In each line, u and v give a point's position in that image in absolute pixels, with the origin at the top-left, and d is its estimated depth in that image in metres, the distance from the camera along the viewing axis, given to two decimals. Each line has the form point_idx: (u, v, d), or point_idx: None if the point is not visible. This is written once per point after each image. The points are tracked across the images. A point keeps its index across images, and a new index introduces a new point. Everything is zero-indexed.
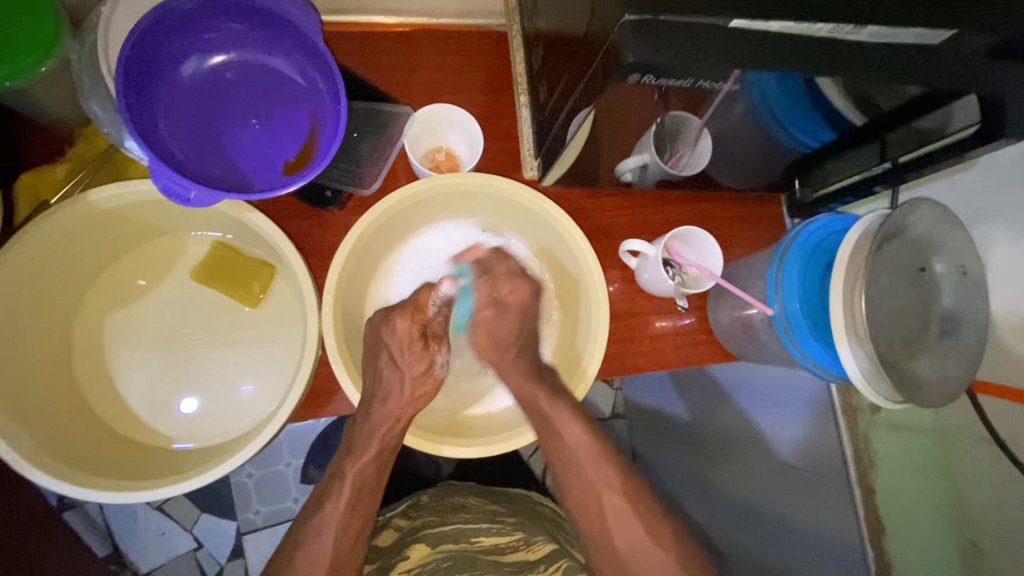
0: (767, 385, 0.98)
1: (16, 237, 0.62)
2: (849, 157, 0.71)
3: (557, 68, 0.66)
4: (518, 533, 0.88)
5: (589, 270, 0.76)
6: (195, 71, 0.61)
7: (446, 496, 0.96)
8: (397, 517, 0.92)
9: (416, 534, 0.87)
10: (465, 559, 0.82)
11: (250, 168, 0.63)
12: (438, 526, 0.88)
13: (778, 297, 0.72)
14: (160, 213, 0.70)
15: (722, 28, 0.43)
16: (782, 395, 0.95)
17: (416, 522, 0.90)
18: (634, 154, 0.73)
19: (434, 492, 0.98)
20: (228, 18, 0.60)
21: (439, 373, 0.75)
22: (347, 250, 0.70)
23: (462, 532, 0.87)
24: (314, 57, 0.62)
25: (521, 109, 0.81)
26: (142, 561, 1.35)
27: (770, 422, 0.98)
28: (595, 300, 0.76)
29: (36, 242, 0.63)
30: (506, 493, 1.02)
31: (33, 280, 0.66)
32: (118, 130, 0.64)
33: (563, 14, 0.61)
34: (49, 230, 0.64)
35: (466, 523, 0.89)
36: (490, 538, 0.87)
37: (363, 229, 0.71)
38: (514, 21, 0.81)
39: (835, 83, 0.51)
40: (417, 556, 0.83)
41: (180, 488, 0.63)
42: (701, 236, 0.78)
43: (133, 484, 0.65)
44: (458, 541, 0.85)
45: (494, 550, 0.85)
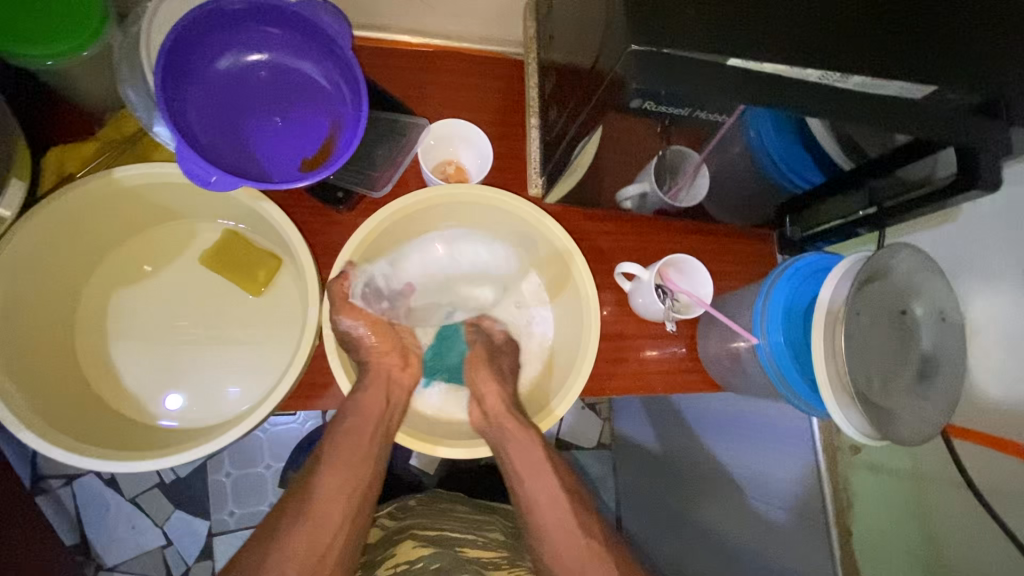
0: (756, 420, 0.99)
1: (42, 203, 0.64)
2: (838, 200, 0.74)
3: (567, 93, 0.70)
4: (503, 553, 0.87)
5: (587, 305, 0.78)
6: (230, 66, 0.65)
7: (434, 501, 0.97)
8: (384, 517, 0.93)
9: (404, 533, 0.87)
10: (452, 559, 0.82)
11: (269, 161, 0.66)
12: (425, 529, 0.88)
13: (762, 327, 0.74)
14: (179, 196, 0.72)
15: (721, 65, 0.48)
16: (767, 432, 0.97)
17: (403, 522, 0.91)
18: (634, 180, 0.77)
19: (422, 497, 0.99)
20: (266, 22, 0.64)
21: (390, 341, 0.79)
22: (341, 267, 0.73)
23: (449, 539, 0.86)
24: (341, 64, 0.66)
25: (531, 130, 0.84)
26: (108, 553, 1.35)
27: (756, 459, 0.99)
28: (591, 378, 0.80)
29: (61, 209, 0.65)
30: (494, 506, 1.02)
31: (51, 249, 0.67)
32: (150, 115, 0.67)
33: (576, 45, 0.65)
34: (74, 198, 0.66)
35: (452, 531, 0.89)
36: (475, 551, 0.85)
37: (352, 250, 0.73)
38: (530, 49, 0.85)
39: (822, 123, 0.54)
40: (403, 552, 0.83)
41: (163, 463, 0.64)
42: (695, 265, 0.81)
43: (117, 454, 0.65)
44: (444, 546, 0.85)
45: (477, 563, 0.83)
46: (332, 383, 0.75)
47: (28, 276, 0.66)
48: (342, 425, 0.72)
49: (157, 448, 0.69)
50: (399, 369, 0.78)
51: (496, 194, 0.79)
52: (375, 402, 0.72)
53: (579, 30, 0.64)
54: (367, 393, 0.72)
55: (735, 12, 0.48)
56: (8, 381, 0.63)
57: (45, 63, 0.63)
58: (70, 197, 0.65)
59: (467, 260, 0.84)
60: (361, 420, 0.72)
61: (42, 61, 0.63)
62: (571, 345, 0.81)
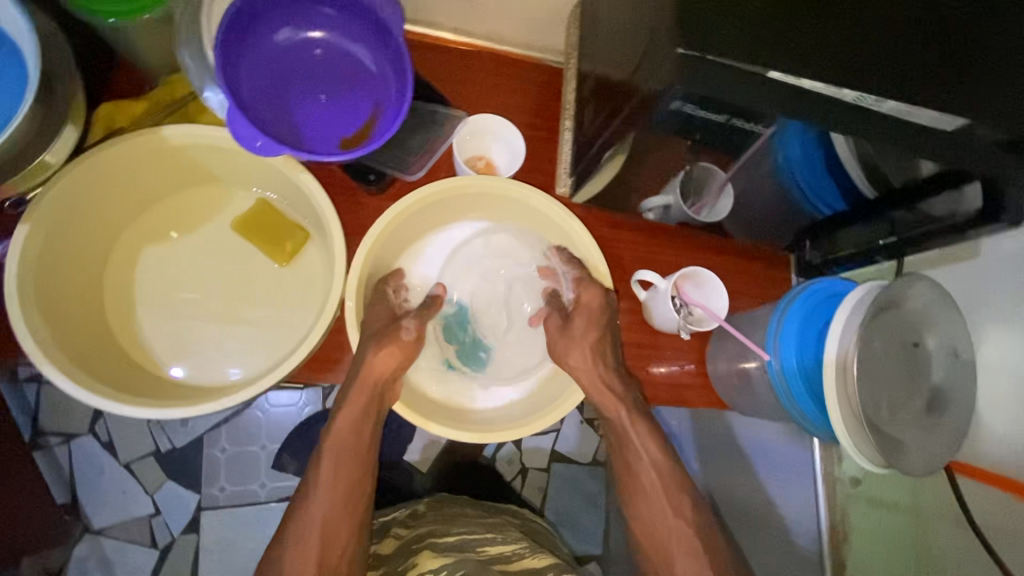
0: (766, 444, 0.99)
1: (93, 150, 0.66)
2: (859, 229, 0.75)
3: (603, 98, 0.72)
4: (523, 544, 0.92)
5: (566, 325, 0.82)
6: (285, 41, 0.68)
7: (443, 506, 1.00)
8: (398, 527, 0.95)
9: (422, 542, 0.88)
10: (475, 564, 0.82)
11: (309, 135, 0.68)
12: (442, 534, 0.90)
13: (777, 346, 0.74)
14: (222, 161, 0.73)
15: (762, 77, 0.49)
16: (778, 460, 0.98)
17: (418, 530, 0.93)
18: (661, 193, 0.78)
19: (430, 502, 1.02)
20: (323, 4, 0.67)
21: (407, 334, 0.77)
22: (367, 245, 0.74)
23: (468, 542, 0.89)
24: (390, 49, 0.68)
25: (564, 133, 0.85)
26: (97, 516, 1.36)
27: (771, 481, 0.98)
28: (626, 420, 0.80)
29: (111, 159, 0.67)
30: (496, 506, 1.08)
31: (96, 197, 0.69)
32: (201, 81, 0.69)
33: (618, 54, 0.67)
34: (125, 151, 0.68)
35: (469, 535, 0.91)
36: (495, 548, 0.89)
37: (377, 232, 0.75)
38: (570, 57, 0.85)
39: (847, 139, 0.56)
40: (423, 561, 0.82)
41: (180, 414, 0.65)
42: (712, 279, 0.81)
43: (135, 400, 0.66)
44: (462, 550, 0.86)
45: (502, 558, 0.87)
46: (348, 358, 0.75)
47: (71, 220, 0.68)
48: (349, 404, 0.75)
49: (176, 399, 0.70)
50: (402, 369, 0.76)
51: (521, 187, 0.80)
52: (363, 401, 0.74)
53: (622, 39, 0.66)
54: (358, 391, 0.74)
55: (780, 28, 0.50)
56: (38, 319, 0.64)
57: (107, 20, 0.66)
58: (124, 148, 0.67)
59: (484, 250, 0.85)
60: (371, 396, 0.75)
61: (105, 18, 0.65)
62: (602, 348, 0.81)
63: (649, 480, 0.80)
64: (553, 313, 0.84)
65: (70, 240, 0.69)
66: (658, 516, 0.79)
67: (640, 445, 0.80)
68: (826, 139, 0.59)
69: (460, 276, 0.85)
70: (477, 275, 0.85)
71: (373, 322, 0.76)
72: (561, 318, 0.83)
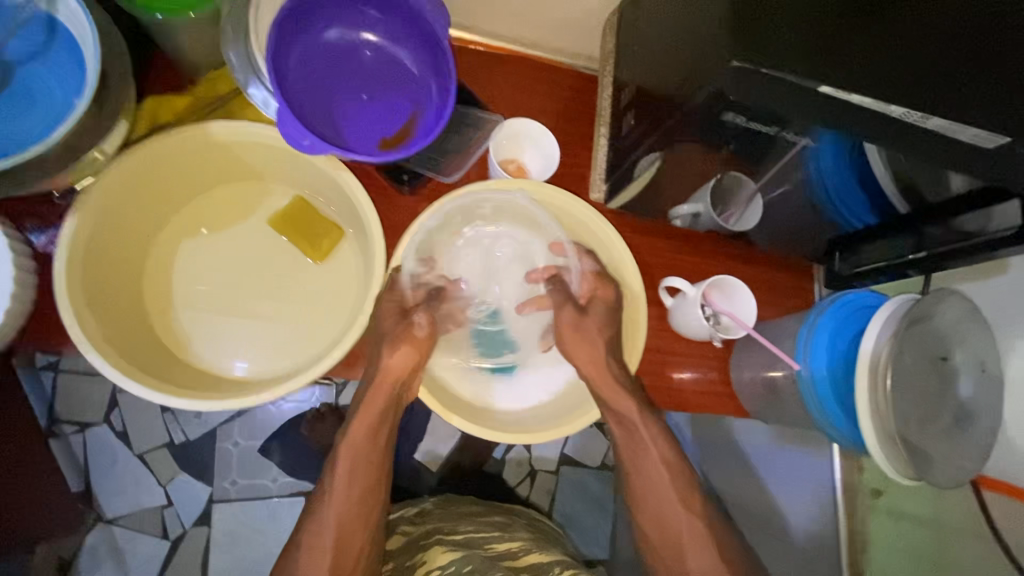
0: (790, 456, 0.96)
1: (142, 142, 0.66)
2: (885, 243, 0.75)
3: (641, 106, 0.73)
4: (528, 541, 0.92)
5: (582, 319, 0.80)
6: (331, 40, 0.69)
7: (450, 505, 1.01)
8: (404, 523, 0.96)
9: (428, 539, 0.89)
10: (483, 560, 0.83)
11: (351, 134, 0.69)
12: (450, 532, 0.91)
13: (805, 354, 0.75)
14: (264, 157, 0.74)
15: (812, 91, 0.50)
16: (795, 471, 0.96)
17: (426, 527, 0.94)
18: (689, 200, 0.79)
19: (437, 501, 1.03)
20: (369, 5, 0.68)
21: (421, 330, 0.77)
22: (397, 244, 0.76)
23: (475, 540, 0.89)
24: (434, 53, 0.69)
25: (599, 139, 0.86)
26: (109, 506, 1.36)
27: (782, 490, 0.98)
28: (635, 436, 0.79)
29: (158, 152, 0.68)
30: (509, 509, 1.07)
31: (141, 189, 0.70)
32: (246, 77, 0.70)
33: (660, 63, 0.68)
34: (172, 145, 0.68)
35: (476, 533, 0.91)
36: (502, 544, 0.89)
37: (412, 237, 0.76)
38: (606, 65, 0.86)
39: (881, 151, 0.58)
40: (431, 559, 0.84)
41: (222, 407, 0.66)
42: (743, 289, 0.81)
43: (178, 392, 0.67)
44: (471, 548, 0.87)
45: (510, 554, 0.87)
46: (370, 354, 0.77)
47: (116, 211, 0.68)
48: (367, 408, 0.77)
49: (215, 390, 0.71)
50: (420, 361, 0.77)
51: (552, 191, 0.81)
52: (382, 403, 0.77)
53: (664, 49, 0.67)
54: (378, 391, 0.76)
55: (830, 43, 0.51)
56: (86, 308, 0.65)
57: (154, 17, 0.67)
58: (171, 141, 0.68)
59: (502, 246, 0.83)
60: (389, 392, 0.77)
61: (152, 14, 0.66)
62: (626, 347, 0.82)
63: (662, 487, 0.80)
64: (566, 308, 0.81)
65: (114, 230, 0.70)
66: (677, 520, 0.80)
67: (660, 454, 0.80)
68: (861, 151, 0.59)
69: (477, 269, 0.83)
70: (490, 270, 0.83)
71: (383, 320, 0.76)
72: (577, 309, 0.81)
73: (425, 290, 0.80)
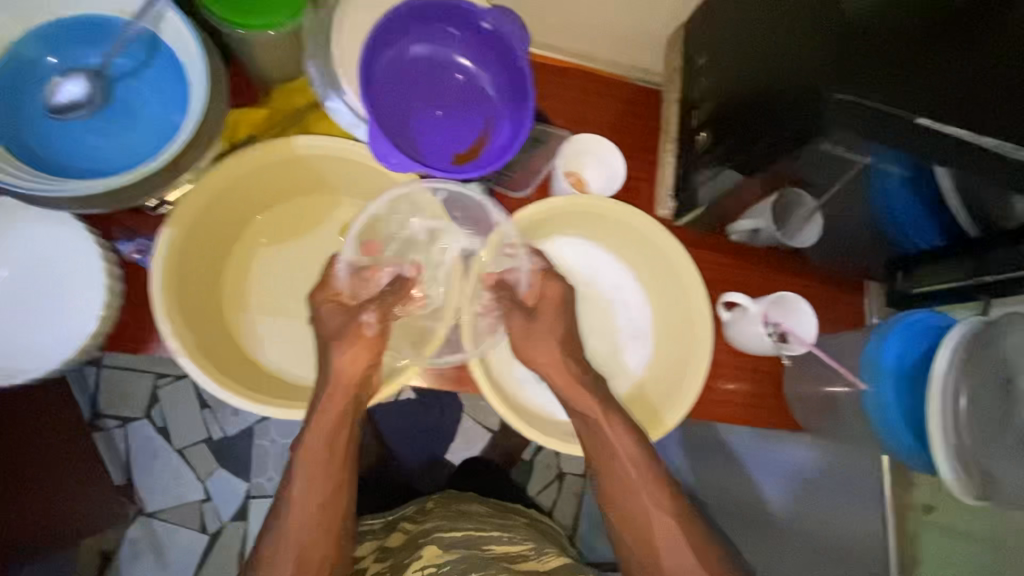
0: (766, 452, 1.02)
1: (232, 156, 0.68)
2: (945, 264, 0.77)
3: (718, 125, 0.74)
4: (528, 546, 0.92)
5: (532, 323, 0.78)
6: (412, 57, 0.69)
7: (451, 503, 1.02)
8: (407, 521, 0.98)
9: (427, 537, 0.89)
10: (479, 560, 0.83)
11: (426, 150, 0.70)
12: (449, 530, 0.90)
13: (871, 376, 0.74)
14: (341, 170, 0.76)
15: (910, 121, 0.51)
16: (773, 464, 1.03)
17: (425, 525, 0.94)
18: (748, 218, 0.81)
19: (438, 498, 1.04)
20: (449, 23, 0.68)
21: (371, 332, 0.74)
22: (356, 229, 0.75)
23: (473, 539, 0.89)
24: (511, 74, 0.69)
25: (664, 157, 0.87)
26: (150, 499, 1.39)
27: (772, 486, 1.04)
28: (602, 443, 0.75)
29: (246, 166, 0.70)
30: (514, 508, 1.10)
31: (226, 201, 0.71)
32: (326, 90, 0.71)
33: (742, 85, 0.68)
34: (259, 159, 0.70)
35: (475, 531, 0.91)
36: (500, 547, 0.89)
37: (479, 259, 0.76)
38: (673, 81, 0.87)
39: (950, 180, 0.57)
40: (428, 556, 0.83)
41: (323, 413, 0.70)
42: (801, 304, 0.81)
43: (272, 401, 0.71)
44: (468, 547, 0.87)
45: (506, 556, 0.87)
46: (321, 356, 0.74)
47: (205, 222, 0.70)
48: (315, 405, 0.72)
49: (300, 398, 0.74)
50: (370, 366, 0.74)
51: (618, 208, 0.79)
52: (339, 407, 0.72)
53: (749, 71, 0.67)
54: (333, 397, 0.72)
55: (920, 75, 0.52)
56: (181, 317, 0.67)
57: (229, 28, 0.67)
58: (259, 156, 0.70)
59: (450, 239, 0.77)
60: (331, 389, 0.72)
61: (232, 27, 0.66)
62: (673, 374, 0.80)
63: (662, 499, 0.77)
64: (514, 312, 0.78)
65: (202, 240, 0.71)
66: (694, 537, 0.76)
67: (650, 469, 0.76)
68: (925, 178, 0.58)
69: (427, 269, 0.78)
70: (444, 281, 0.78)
71: (325, 323, 0.74)
72: (525, 313, 0.78)
73: (366, 283, 0.77)
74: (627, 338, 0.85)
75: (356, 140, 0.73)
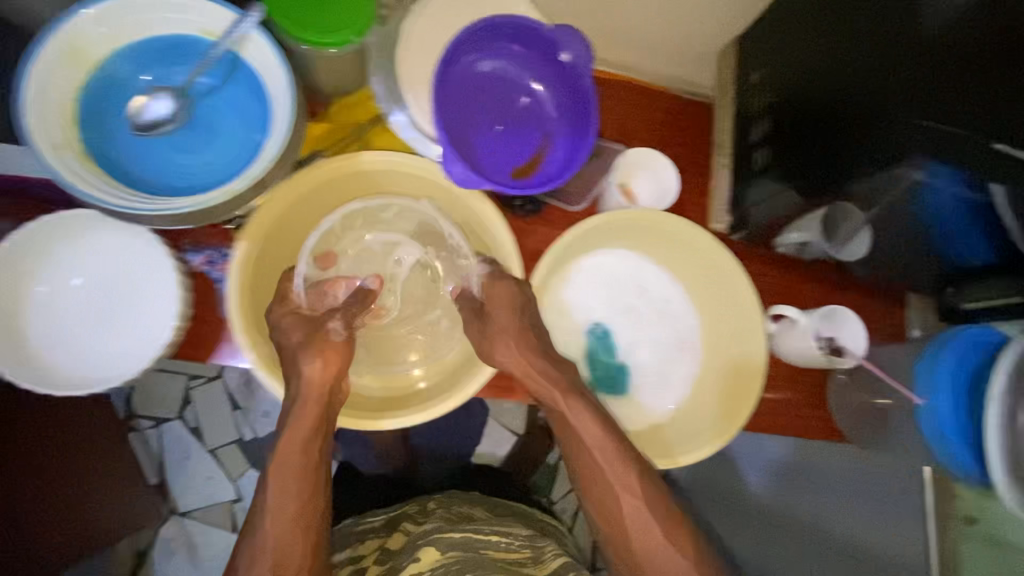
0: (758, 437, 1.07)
1: (301, 171, 0.69)
2: (994, 283, 0.75)
3: (779, 141, 0.74)
4: (527, 551, 0.91)
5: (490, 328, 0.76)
6: (478, 72, 0.70)
7: (452, 504, 0.99)
8: (409, 521, 0.96)
9: (427, 538, 0.87)
10: (473, 563, 0.83)
11: (487, 163, 0.71)
12: (448, 531, 0.89)
13: (926, 390, 0.75)
14: (401, 181, 0.76)
15: (981, 144, 0.52)
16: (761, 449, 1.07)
17: (425, 527, 0.92)
18: (798, 229, 0.82)
19: (440, 498, 1.02)
20: (513, 41, 0.69)
21: (338, 338, 0.73)
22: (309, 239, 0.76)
23: (472, 542, 0.88)
24: (573, 93, 0.70)
25: (718, 168, 0.86)
26: (182, 499, 1.41)
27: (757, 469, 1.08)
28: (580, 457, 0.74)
29: (314, 180, 0.71)
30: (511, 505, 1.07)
31: (290, 213, 0.72)
32: (390, 105, 0.73)
33: (806, 102, 0.69)
34: (325, 173, 0.71)
35: (475, 533, 0.90)
36: (496, 551, 0.88)
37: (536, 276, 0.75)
38: (726, 94, 0.86)
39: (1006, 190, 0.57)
40: (424, 558, 0.83)
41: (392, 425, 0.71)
42: (850, 316, 0.82)
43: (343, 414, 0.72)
44: (468, 550, 0.86)
45: (501, 560, 0.86)
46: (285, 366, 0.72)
47: (272, 233, 0.71)
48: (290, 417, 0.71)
49: (369, 409, 0.75)
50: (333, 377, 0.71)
51: (671, 222, 0.79)
52: (313, 415, 0.70)
53: (813, 89, 0.68)
54: (306, 406, 0.70)
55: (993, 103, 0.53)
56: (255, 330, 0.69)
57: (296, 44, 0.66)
58: (325, 170, 0.71)
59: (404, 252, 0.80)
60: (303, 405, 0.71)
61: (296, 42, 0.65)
62: (724, 387, 0.81)
63: (652, 517, 0.74)
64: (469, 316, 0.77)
65: (269, 252, 0.73)
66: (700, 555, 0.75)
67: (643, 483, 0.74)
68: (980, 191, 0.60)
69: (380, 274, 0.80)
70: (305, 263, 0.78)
71: (287, 335, 0.72)
72: (480, 320, 0.77)
73: (325, 292, 0.77)
74: (676, 351, 0.85)
75: (416, 153, 0.74)
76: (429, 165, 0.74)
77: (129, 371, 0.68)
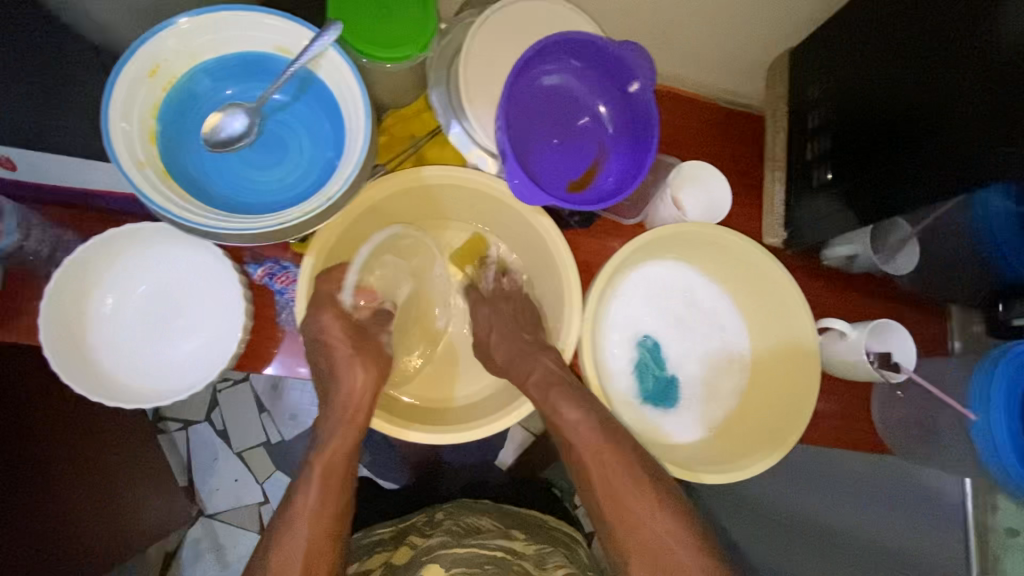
0: None
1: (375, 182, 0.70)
2: None
3: (839, 155, 0.74)
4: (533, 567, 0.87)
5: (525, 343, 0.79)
6: (542, 87, 0.71)
7: (460, 514, 0.99)
8: (415, 534, 0.97)
9: (432, 554, 0.88)
10: None
11: (545, 176, 0.71)
12: (453, 547, 0.88)
13: (978, 406, 0.75)
14: (460, 195, 0.77)
15: None
16: None
17: (431, 541, 0.92)
18: (848, 240, 0.82)
19: (449, 509, 1.01)
20: (575, 57, 0.69)
21: (378, 349, 0.77)
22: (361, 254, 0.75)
23: (476, 557, 0.87)
24: (634, 110, 0.70)
25: (772, 184, 0.87)
26: (209, 501, 1.41)
27: None
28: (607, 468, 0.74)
29: (385, 192, 0.72)
30: (524, 516, 1.02)
31: (355, 225, 0.73)
32: (447, 118, 0.72)
33: (867, 118, 0.69)
34: (394, 186, 0.72)
35: (479, 548, 0.88)
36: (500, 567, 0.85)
37: (594, 291, 0.73)
38: (778, 108, 0.87)
39: None
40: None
41: (449, 439, 0.70)
42: (898, 331, 0.82)
43: (398, 423, 0.71)
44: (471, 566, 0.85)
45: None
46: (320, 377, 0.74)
47: (336, 246, 0.72)
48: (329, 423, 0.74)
49: (424, 419, 0.74)
50: (374, 385, 0.74)
51: (726, 238, 0.79)
52: (348, 424, 0.73)
53: (874, 103, 0.68)
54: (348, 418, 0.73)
55: None
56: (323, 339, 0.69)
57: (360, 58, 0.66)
58: (396, 183, 0.72)
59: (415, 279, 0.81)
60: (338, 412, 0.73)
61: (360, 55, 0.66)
62: (776, 402, 0.81)
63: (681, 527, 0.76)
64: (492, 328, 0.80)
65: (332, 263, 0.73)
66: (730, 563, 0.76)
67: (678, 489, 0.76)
68: None
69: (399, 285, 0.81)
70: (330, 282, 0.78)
71: (334, 345, 0.73)
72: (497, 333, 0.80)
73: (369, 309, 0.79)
74: (724, 364, 0.87)
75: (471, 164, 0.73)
76: (489, 180, 0.74)
77: (188, 381, 0.69)
